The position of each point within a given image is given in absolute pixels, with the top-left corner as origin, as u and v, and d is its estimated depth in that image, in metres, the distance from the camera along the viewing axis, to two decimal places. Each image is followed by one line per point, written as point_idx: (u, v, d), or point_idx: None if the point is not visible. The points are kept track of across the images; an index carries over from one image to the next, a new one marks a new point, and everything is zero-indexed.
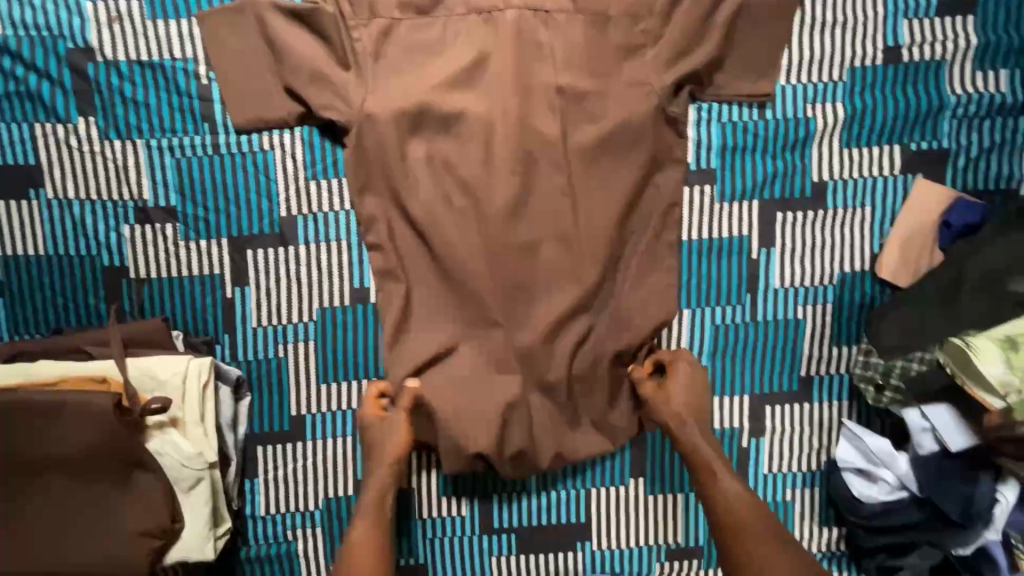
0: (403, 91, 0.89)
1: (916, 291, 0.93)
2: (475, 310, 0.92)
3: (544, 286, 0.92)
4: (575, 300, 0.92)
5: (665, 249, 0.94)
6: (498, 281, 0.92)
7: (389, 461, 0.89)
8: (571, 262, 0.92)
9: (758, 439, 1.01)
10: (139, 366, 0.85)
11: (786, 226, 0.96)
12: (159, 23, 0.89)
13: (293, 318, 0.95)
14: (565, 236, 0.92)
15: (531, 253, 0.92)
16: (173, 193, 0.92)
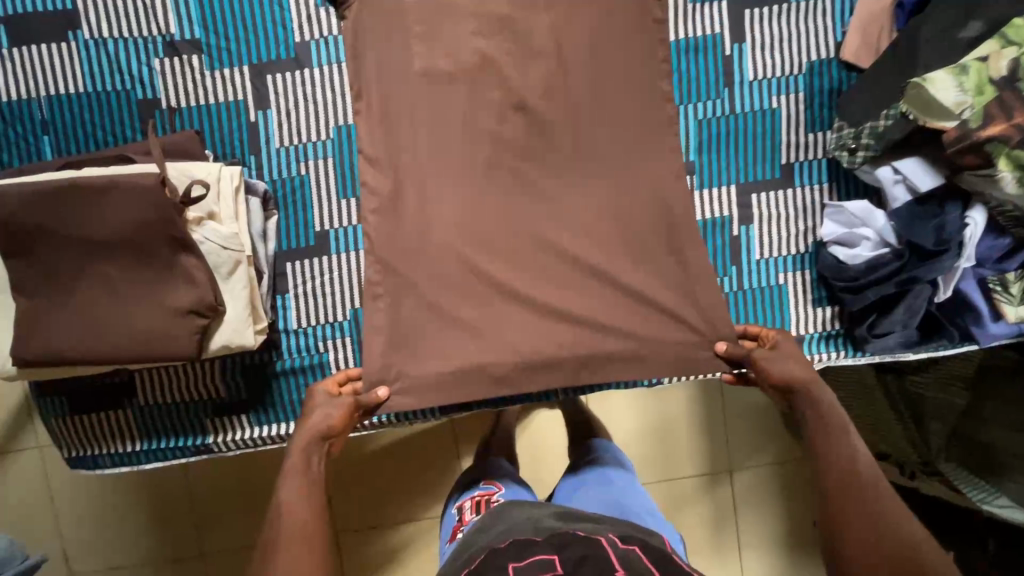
0: None
1: (882, 66, 1.00)
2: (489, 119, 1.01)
3: (534, 93, 1.02)
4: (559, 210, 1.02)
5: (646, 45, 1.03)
6: (500, 77, 1.01)
7: (313, 432, 0.90)
8: (567, 66, 1.02)
9: (748, 227, 1.09)
10: (178, 166, 0.93)
11: (754, 22, 1.05)
12: None
13: (310, 138, 1.04)
14: (556, 28, 1.02)
15: (532, 58, 1.02)
16: (196, 28, 1.02)
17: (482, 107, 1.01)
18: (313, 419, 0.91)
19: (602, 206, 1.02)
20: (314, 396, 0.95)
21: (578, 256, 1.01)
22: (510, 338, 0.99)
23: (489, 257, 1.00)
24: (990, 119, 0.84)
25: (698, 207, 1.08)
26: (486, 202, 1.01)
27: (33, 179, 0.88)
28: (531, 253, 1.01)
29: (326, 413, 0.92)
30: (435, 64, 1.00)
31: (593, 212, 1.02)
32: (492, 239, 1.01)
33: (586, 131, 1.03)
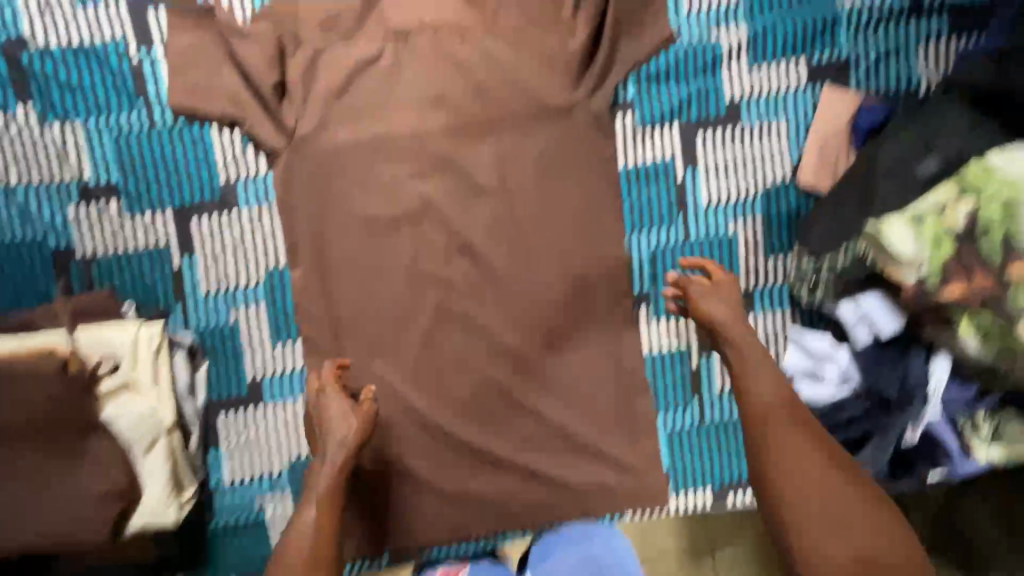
0: (326, 50, 0.95)
1: (840, 185, 0.97)
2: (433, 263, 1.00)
3: (478, 234, 1.00)
4: (505, 352, 1.02)
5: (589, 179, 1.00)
6: (443, 221, 1.00)
7: (343, 444, 0.89)
8: (512, 205, 1.00)
9: (707, 358, 1.05)
10: (90, 335, 0.87)
11: (706, 145, 1.01)
12: (88, 10, 0.92)
13: (239, 283, 0.98)
14: (498, 163, 0.99)
15: (477, 196, 1.00)
16: (114, 172, 0.95)
17: (425, 253, 1.00)
18: (336, 435, 0.89)
19: (551, 343, 1.02)
20: (330, 407, 0.91)
21: (525, 401, 1.02)
22: (464, 480, 1.02)
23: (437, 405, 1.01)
24: (947, 278, 0.80)
25: (643, 338, 1.04)
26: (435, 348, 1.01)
27: None
28: (481, 397, 1.02)
29: (341, 421, 0.90)
30: (375, 208, 0.98)
31: (538, 353, 1.02)
32: (438, 382, 1.01)
33: (532, 272, 1.01)
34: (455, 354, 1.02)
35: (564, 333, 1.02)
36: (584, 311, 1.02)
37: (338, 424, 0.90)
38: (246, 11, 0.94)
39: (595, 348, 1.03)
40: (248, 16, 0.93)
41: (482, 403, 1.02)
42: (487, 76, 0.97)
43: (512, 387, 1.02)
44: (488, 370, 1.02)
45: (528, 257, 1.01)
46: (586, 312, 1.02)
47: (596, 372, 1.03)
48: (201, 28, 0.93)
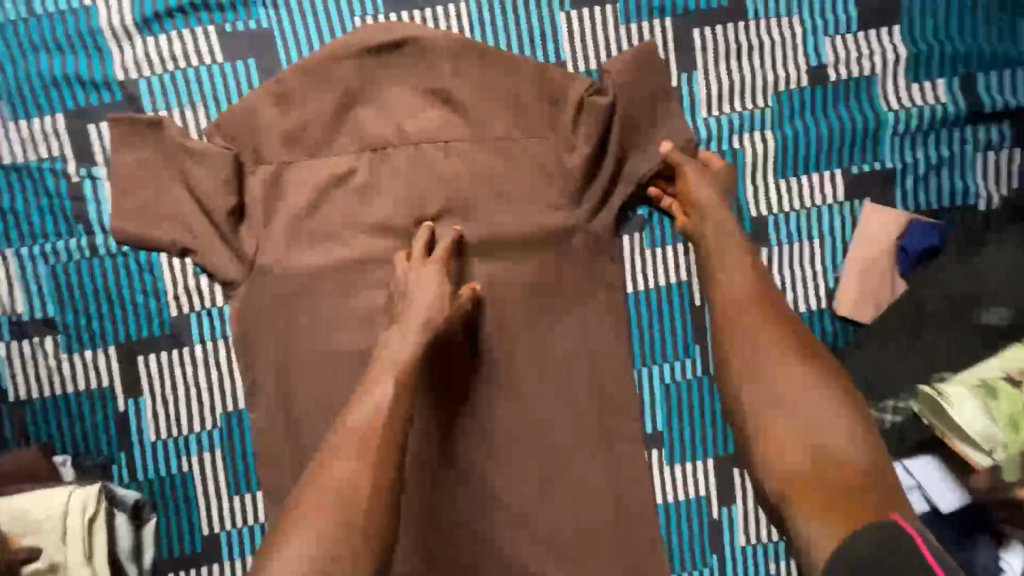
0: (291, 166, 0.83)
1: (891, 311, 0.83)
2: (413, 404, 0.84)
3: (463, 371, 0.86)
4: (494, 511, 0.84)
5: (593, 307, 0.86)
6: None
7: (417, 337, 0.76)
8: (505, 336, 0.85)
9: (730, 508, 0.90)
10: (12, 510, 0.75)
11: (772, 262, 0.87)
12: (22, 125, 0.82)
13: (193, 429, 0.86)
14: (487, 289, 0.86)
15: None
16: (50, 305, 0.84)
17: None
18: (421, 313, 0.77)
19: (549, 495, 0.85)
20: (423, 275, 0.80)
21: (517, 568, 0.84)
22: None
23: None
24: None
25: (656, 488, 0.90)
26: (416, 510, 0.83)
27: None
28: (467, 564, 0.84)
29: (434, 299, 0.78)
30: (343, 342, 0.85)
31: (537, 510, 0.85)
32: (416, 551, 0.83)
33: (529, 414, 0.85)
34: (435, 510, 0.84)
35: (563, 485, 0.85)
36: (588, 459, 0.86)
37: (419, 298, 0.78)
38: (201, 124, 0.83)
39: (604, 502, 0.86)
40: (203, 129, 0.83)
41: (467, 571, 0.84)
42: (473, 190, 0.84)
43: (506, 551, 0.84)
44: (475, 529, 0.84)
45: (521, 396, 0.85)
46: (590, 462, 0.86)
47: (604, 535, 0.86)
48: (147, 144, 0.82)
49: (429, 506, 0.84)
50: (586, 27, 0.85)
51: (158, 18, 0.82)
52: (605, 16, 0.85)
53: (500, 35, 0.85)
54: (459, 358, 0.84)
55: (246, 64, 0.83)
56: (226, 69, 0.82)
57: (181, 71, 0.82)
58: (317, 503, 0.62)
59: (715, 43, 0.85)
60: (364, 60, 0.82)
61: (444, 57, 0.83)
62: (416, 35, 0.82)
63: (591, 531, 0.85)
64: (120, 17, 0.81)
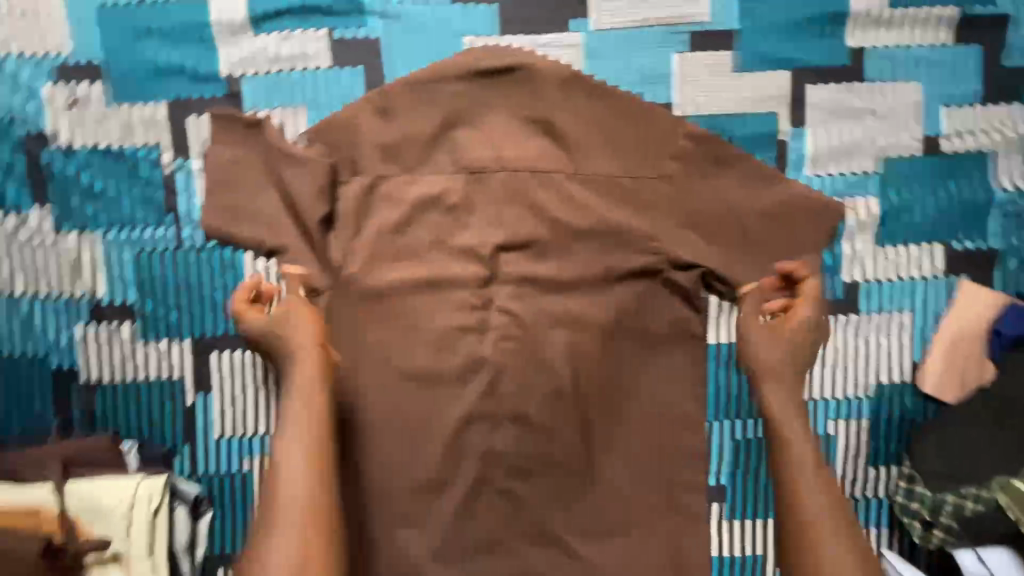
0: (385, 181, 0.82)
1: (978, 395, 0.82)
2: (475, 429, 0.87)
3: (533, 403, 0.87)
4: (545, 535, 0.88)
5: (670, 353, 0.86)
6: (494, 382, 0.86)
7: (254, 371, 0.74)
8: (575, 374, 0.86)
9: None
10: (84, 494, 0.76)
11: (840, 331, 0.85)
12: (123, 110, 0.81)
13: (257, 431, 0.85)
14: (568, 324, 0.86)
15: (539, 360, 0.86)
16: (130, 291, 0.83)
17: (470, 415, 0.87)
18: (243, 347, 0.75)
19: (602, 530, 0.88)
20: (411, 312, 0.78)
21: None
22: None
23: None
24: None
25: (713, 541, 0.88)
26: (466, 524, 0.88)
27: None
28: None
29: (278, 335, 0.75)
30: (418, 361, 0.86)
31: (588, 543, 0.88)
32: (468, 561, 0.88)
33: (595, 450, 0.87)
34: (491, 524, 0.88)
35: (617, 523, 0.87)
36: (647, 503, 0.87)
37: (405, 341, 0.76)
38: (301, 128, 0.82)
39: (653, 548, 0.87)
40: (300, 132, 0.82)
41: None
42: (566, 225, 0.84)
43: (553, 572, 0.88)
44: (527, 549, 0.88)
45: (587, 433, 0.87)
46: (647, 504, 0.87)
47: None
48: (246, 143, 0.81)
49: (487, 526, 0.88)
50: (701, 69, 0.83)
51: (275, 16, 0.81)
52: (721, 59, 0.82)
53: (612, 68, 0.83)
54: (533, 388, 0.86)
55: (352, 72, 0.82)
56: (332, 74, 0.81)
57: (288, 72, 0.81)
58: (284, 538, 0.65)
59: (830, 101, 0.83)
60: (471, 81, 0.81)
61: (553, 86, 0.81)
62: (529, 63, 0.80)
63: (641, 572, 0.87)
64: (235, 13, 0.80)
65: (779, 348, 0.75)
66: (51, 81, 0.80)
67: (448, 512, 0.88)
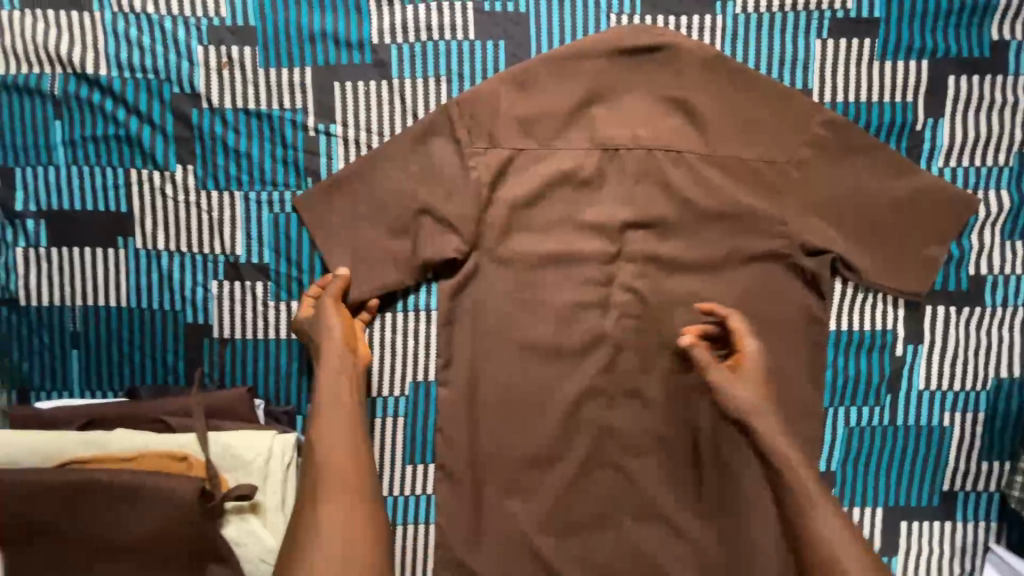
0: (522, 154, 0.84)
1: None
2: (592, 404, 0.88)
3: (649, 380, 0.88)
4: (654, 510, 0.89)
5: (787, 339, 0.86)
6: (612, 357, 0.88)
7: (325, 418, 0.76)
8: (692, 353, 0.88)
9: (891, 557, 0.89)
10: (223, 444, 0.78)
11: (937, 322, 0.86)
12: (270, 73, 0.83)
13: (382, 393, 0.87)
14: (689, 304, 0.87)
15: (659, 337, 0.87)
16: (266, 250, 0.86)
17: (587, 388, 0.88)
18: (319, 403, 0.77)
19: (709, 507, 0.89)
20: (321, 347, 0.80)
21: (662, 565, 0.89)
22: None
23: (569, 559, 0.88)
24: None
25: None
26: (576, 498, 0.89)
27: (79, 441, 0.78)
28: (621, 557, 0.89)
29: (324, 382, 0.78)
30: (540, 334, 0.87)
31: (695, 519, 0.89)
32: (576, 533, 0.89)
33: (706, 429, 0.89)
34: (600, 498, 0.89)
35: (723, 501, 0.89)
36: (756, 483, 0.88)
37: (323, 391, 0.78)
38: (442, 98, 0.84)
39: (763, 531, 0.88)
40: (441, 102, 0.84)
41: (619, 559, 0.89)
42: (694, 205, 0.85)
43: (658, 547, 0.89)
44: (634, 522, 0.89)
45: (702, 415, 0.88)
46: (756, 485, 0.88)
47: (757, 556, 0.88)
48: (390, 112, 0.83)
49: (596, 499, 0.89)
50: (840, 56, 0.83)
51: None
52: (862, 46, 0.83)
53: (751, 50, 0.83)
54: (653, 366, 0.88)
55: (496, 45, 0.83)
56: (476, 46, 0.83)
57: (434, 43, 0.83)
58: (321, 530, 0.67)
59: (968, 93, 0.83)
60: (613, 59, 0.82)
61: (695, 66, 0.82)
62: (672, 43, 0.81)
63: (746, 549, 0.88)
64: None
65: (756, 387, 0.80)
66: (204, 41, 0.83)
67: (560, 486, 0.88)
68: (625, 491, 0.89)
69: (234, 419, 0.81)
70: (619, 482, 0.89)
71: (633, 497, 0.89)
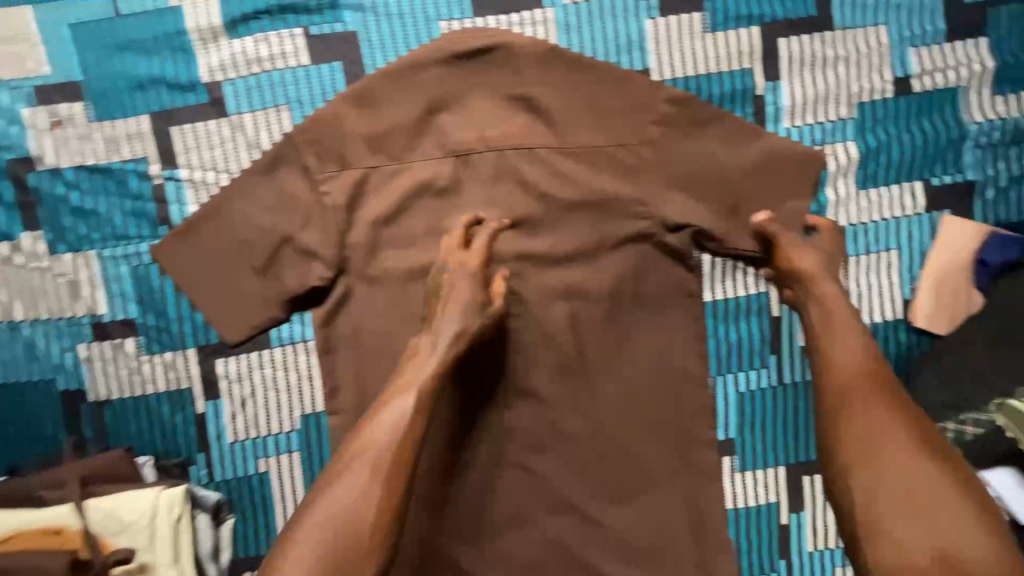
0: (374, 172, 0.83)
1: None
2: (488, 409, 0.88)
3: (540, 377, 0.88)
4: (565, 504, 0.89)
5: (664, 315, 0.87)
6: (499, 360, 0.88)
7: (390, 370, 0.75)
8: (579, 345, 0.88)
9: (799, 514, 0.92)
10: (104, 509, 0.77)
11: None
12: (104, 125, 0.81)
13: (273, 430, 0.87)
14: (566, 296, 0.87)
15: (542, 334, 0.88)
16: (130, 305, 0.84)
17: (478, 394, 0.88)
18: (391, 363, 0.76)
19: (618, 493, 0.89)
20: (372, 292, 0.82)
21: (581, 557, 0.89)
22: None
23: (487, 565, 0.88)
24: None
25: (728, 494, 0.91)
26: (486, 505, 0.88)
27: None
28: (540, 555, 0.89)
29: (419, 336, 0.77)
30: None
31: (607, 507, 0.89)
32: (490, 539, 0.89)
33: (605, 417, 0.89)
34: (510, 501, 0.89)
35: (631, 484, 0.89)
36: (659, 462, 0.89)
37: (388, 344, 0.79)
38: (285, 127, 0.82)
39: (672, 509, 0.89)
40: (285, 131, 0.82)
41: (537, 558, 0.89)
42: (554, 199, 0.85)
43: (574, 540, 0.89)
44: (547, 519, 0.89)
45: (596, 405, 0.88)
46: (659, 463, 0.89)
47: (670, 531, 0.89)
48: (234, 148, 0.82)
49: (505, 502, 0.89)
50: (673, 33, 0.84)
51: (244, 20, 0.81)
52: (692, 21, 0.84)
53: (585, 40, 0.84)
54: (541, 364, 0.88)
55: (330, 67, 0.82)
56: (310, 71, 0.82)
57: (267, 73, 0.81)
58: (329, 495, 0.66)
59: (801, 52, 0.85)
60: (448, 66, 0.82)
61: (531, 62, 0.82)
62: (504, 42, 0.81)
63: (659, 527, 0.89)
64: (207, 18, 0.80)
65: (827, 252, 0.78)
66: (31, 104, 0.80)
67: (467, 493, 0.88)
68: (534, 490, 0.89)
69: (118, 481, 0.81)
70: (526, 483, 0.89)
71: (542, 494, 0.89)
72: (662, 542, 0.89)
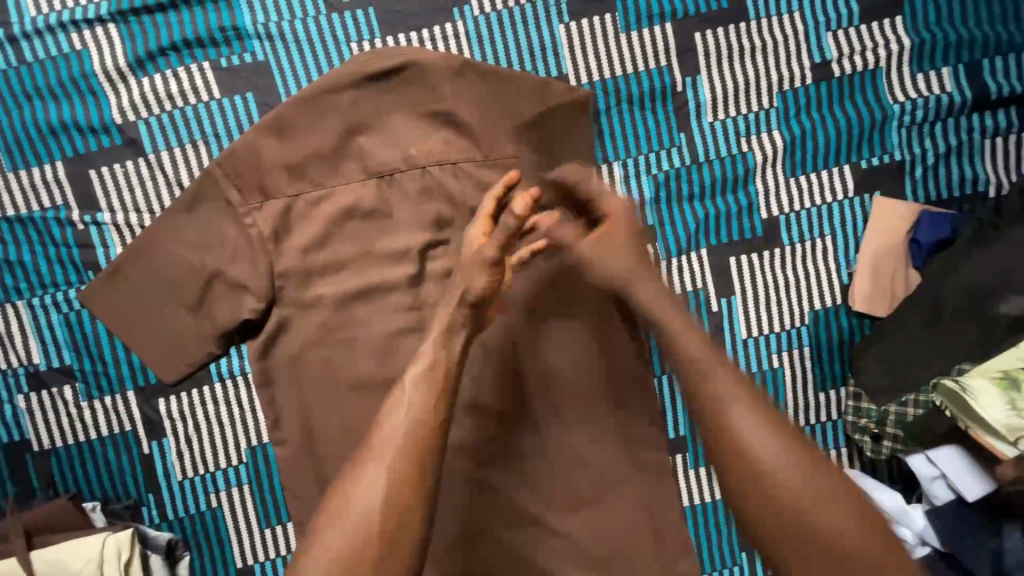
0: (296, 198, 0.81)
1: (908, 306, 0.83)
2: None
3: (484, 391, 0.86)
4: (522, 520, 0.86)
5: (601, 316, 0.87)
6: None
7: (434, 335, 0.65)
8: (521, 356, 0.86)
9: None
10: (48, 559, 0.77)
11: (742, 273, 0.87)
12: (23, 175, 0.81)
13: (221, 465, 0.86)
14: (503, 307, 0.86)
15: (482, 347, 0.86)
16: (65, 353, 0.83)
17: None
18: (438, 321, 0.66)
19: (576, 503, 0.86)
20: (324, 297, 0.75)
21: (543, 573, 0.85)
22: None
23: None
24: None
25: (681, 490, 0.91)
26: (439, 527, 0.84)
27: None
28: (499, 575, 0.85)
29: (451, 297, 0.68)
30: (367, 370, 0.83)
31: (565, 519, 0.85)
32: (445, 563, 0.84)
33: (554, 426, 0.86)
34: (464, 522, 0.85)
35: (587, 494, 0.86)
36: (613, 467, 0.86)
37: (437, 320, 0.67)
38: (202, 161, 0.82)
39: (633, 516, 0.86)
40: (203, 166, 0.82)
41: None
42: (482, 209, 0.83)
43: (534, 557, 0.85)
44: (504, 537, 0.85)
45: (545, 415, 0.86)
46: (614, 469, 0.86)
47: (633, 539, 0.85)
48: (153, 186, 0.82)
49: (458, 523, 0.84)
50: (586, 38, 0.84)
51: (151, 58, 0.81)
52: (604, 23, 0.84)
53: (498, 52, 0.84)
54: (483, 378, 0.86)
55: (243, 99, 0.82)
56: (224, 104, 0.82)
57: (180, 109, 0.81)
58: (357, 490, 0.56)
59: (717, 46, 0.84)
60: (361, 87, 0.81)
61: (445, 76, 0.81)
62: (415, 59, 0.81)
63: (621, 536, 0.85)
64: (116, 60, 0.81)
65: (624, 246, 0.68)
66: None
67: None
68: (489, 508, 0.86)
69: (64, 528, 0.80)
70: (479, 500, 0.85)
71: (497, 511, 0.86)
72: (626, 551, 0.85)
